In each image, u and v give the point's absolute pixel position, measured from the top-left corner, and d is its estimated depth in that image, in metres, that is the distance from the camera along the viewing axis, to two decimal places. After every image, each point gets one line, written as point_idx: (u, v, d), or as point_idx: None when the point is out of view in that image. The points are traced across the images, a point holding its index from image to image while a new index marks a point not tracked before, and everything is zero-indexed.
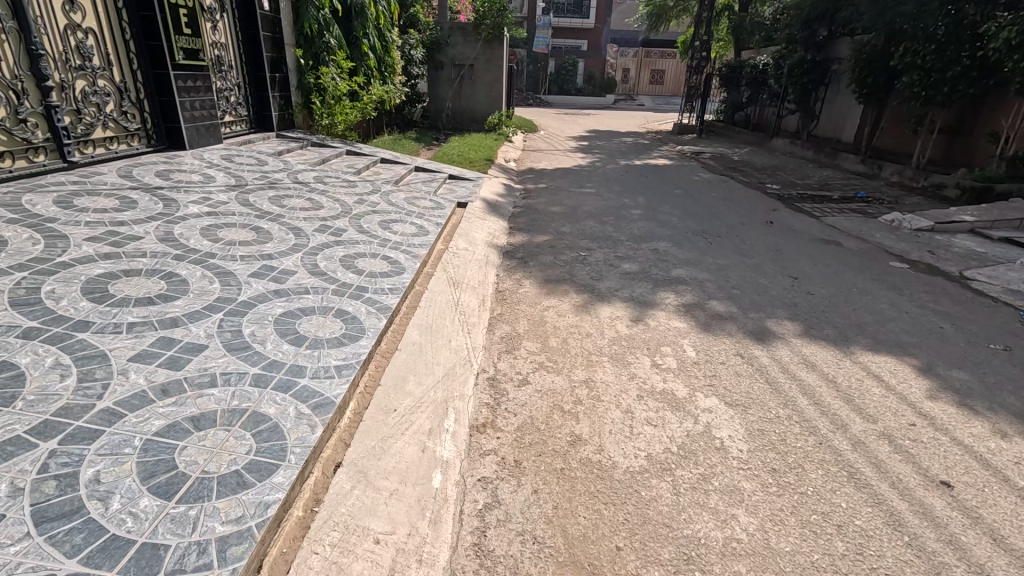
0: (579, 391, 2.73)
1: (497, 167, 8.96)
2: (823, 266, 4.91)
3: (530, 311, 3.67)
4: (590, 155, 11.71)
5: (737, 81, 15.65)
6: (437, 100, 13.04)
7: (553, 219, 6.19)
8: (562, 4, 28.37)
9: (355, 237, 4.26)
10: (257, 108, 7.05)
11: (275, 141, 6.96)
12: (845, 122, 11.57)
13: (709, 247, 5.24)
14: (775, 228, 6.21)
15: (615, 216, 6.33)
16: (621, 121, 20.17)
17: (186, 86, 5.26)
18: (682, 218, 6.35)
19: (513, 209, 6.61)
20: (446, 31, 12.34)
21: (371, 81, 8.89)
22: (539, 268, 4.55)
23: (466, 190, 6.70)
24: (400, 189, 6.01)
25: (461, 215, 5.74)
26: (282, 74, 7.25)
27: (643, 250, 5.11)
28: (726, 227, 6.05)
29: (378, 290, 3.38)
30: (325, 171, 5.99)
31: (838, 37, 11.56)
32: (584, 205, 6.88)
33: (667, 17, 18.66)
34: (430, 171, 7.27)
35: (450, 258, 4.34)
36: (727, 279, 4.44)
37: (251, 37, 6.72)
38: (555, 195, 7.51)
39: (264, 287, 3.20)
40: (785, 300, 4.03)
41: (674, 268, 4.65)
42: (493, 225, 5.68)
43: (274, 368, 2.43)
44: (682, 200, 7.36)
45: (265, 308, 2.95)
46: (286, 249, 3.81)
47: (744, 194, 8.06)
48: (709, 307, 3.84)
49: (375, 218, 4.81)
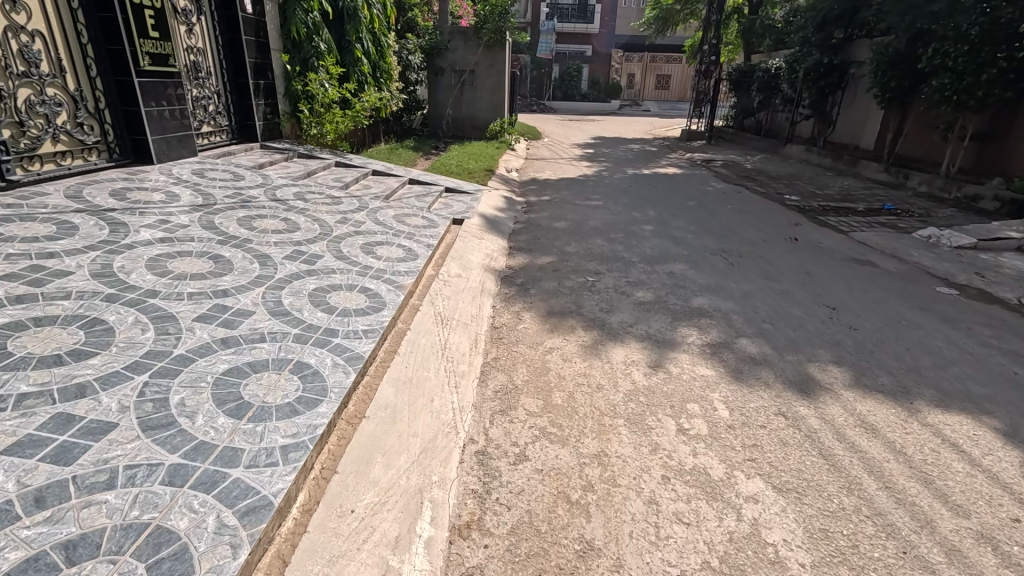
0: (589, 471, 2.20)
1: (498, 177, 8.46)
2: (862, 293, 4.35)
3: (530, 354, 3.15)
4: (596, 163, 11.20)
5: (747, 85, 15.12)
6: (437, 107, 12.59)
7: (556, 236, 5.67)
8: (566, 10, 27.98)
9: (332, 265, 3.75)
10: (240, 118, 6.58)
11: (258, 152, 6.49)
12: (864, 128, 11.02)
13: (731, 271, 4.71)
14: (801, 245, 5.66)
15: (625, 233, 5.81)
16: (626, 127, 19.66)
17: (153, 95, 4.79)
18: (697, 235, 5.82)
19: (514, 225, 6.10)
20: (445, 36, 11.92)
21: (364, 87, 8.43)
22: (541, 296, 4.04)
23: (463, 204, 6.21)
24: (390, 204, 5.53)
25: (455, 233, 5.24)
26: (267, 81, 6.78)
27: (658, 274, 4.59)
28: (748, 246, 5.51)
29: (349, 333, 2.87)
30: (309, 186, 5.51)
31: (855, 40, 11.03)
32: (591, 220, 6.37)
33: (673, 21, 18.17)
34: (425, 184, 6.79)
35: (441, 288, 3.83)
36: (755, 311, 3.91)
37: (233, 41, 6.26)
38: (559, 208, 7.00)
39: (209, 335, 2.67)
40: (826, 338, 3.48)
41: (693, 296, 4.12)
42: (492, 244, 5.17)
43: (200, 455, 1.89)
44: (695, 214, 6.84)
45: (204, 365, 2.42)
46: (247, 282, 3.29)
47: (762, 206, 7.52)
48: (738, 348, 3.31)
49: (358, 240, 4.30)
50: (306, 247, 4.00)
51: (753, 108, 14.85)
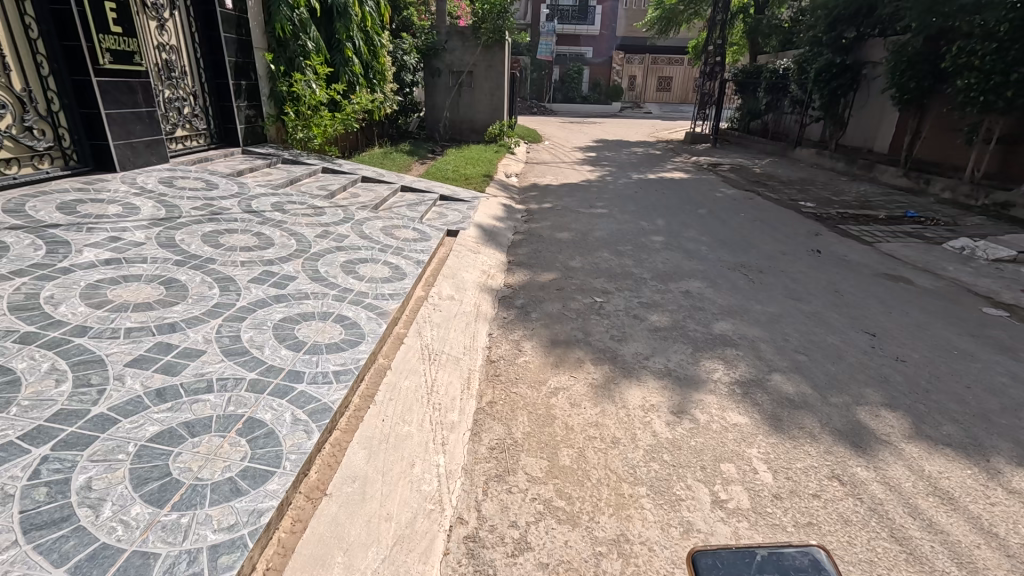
0: (608, 566, 1.74)
1: (497, 183, 8.03)
2: (902, 315, 3.89)
3: (532, 396, 2.70)
4: (599, 168, 10.77)
5: (753, 87, 14.68)
6: (435, 109, 12.18)
7: (560, 249, 5.23)
8: (568, 11, 27.57)
9: (307, 288, 3.31)
10: (219, 120, 6.14)
11: (238, 157, 6.05)
12: (878, 130, 10.59)
13: (753, 289, 4.26)
14: (825, 259, 5.21)
15: (633, 246, 5.37)
16: (628, 130, 19.24)
17: (116, 97, 4.35)
18: (712, 247, 5.37)
19: (514, 236, 5.66)
20: (442, 36, 11.51)
21: (356, 89, 8.00)
22: (543, 321, 3.59)
23: (458, 214, 5.78)
24: (379, 215, 5.10)
25: (449, 247, 4.79)
26: (250, 82, 6.35)
27: (674, 294, 4.14)
28: (768, 260, 5.06)
29: (315, 377, 2.43)
30: (290, 195, 5.07)
31: (869, 38, 10.57)
32: (597, 230, 5.92)
33: (677, 22, 17.75)
34: (419, 191, 6.35)
35: (429, 312, 3.39)
36: (786, 338, 3.46)
37: (210, 39, 5.83)
38: (561, 217, 6.56)
39: (141, 386, 2.21)
40: (871, 373, 3.03)
41: (714, 320, 3.67)
42: (489, 258, 4.74)
43: (94, 570, 1.44)
44: (707, 223, 6.40)
45: (127, 431, 1.95)
46: (202, 313, 2.84)
47: (777, 214, 7.08)
48: (772, 388, 2.86)
49: (339, 257, 3.86)
50: (279, 267, 3.55)
51: (760, 110, 14.41)
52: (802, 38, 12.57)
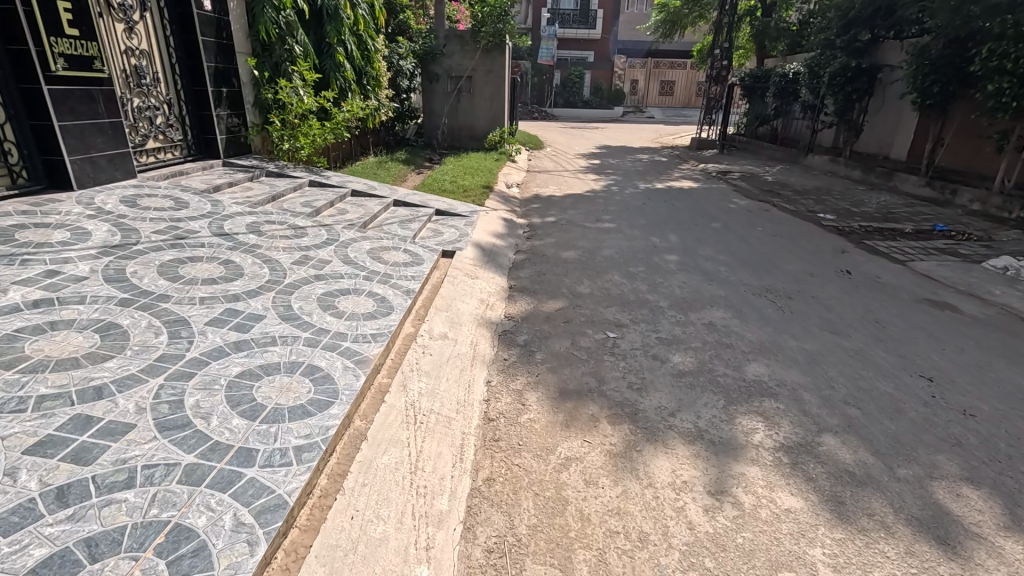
0: None
1: (497, 195, 7.60)
2: (959, 353, 3.41)
3: (539, 470, 2.24)
4: (604, 176, 10.33)
5: (762, 91, 14.28)
6: (432, 115, 11.76)
7: (566, 271, 4.77)
8: (568, 14, 26.71)
9: (274, 331, 2.85)
10: (198, 130, 5.71)
11: (218, 170, 5.61)
12: (895, 136, 10.15)
13: (785, 321, 3.80)
14: (858, 282, 4.74)
15: (646, 267, 4.91)
16: (631, 135, 18.80)
17: (71, 107, 3.91)
18: (732, 269, 4.91)
19: (515, 256, 5.20)
20: (441, 40, 11.10)
21: (348, 96, 7.57)
22: (549, 363, 3.14)
23: (455, 231, 5.33)
24: (366, 235, 4.64)
25: (444, 271, 4.33)
26: (231, 89, 5.92)
27: (696, 326, 3.69)
28: (795, 284, 4.60)
29: (269, 456, 1.97)
30: (269, 213, 4.62)
31: (883, 41, 10.29)
32: (605, 249, 5.47)
33: (681, 25, 17.33)
34: (413, 206, 5.91)
35: (419, 355, 2.93)
36: (831, 384, 2.99)
37: (187, 43, 5.41)
38: (566, 233, 6.11)
39: (38, 485, 1.73)
40: (939, 433, 2.57)
41: (746, 362, 3.21)
42: (488, 284, 4.28)
43: None
44: (724, 240, 5.94)
45: (2, 558, 1.48)
46: (138, 371, 2.37)
47: (797, 228, 6.62)
48: (825, 455, 2.39)
49: (317, 289, 3.41)
50: (244, 303, 3.10)
51: (769, 115, 13.98)
52: (813, 41, 12.15)
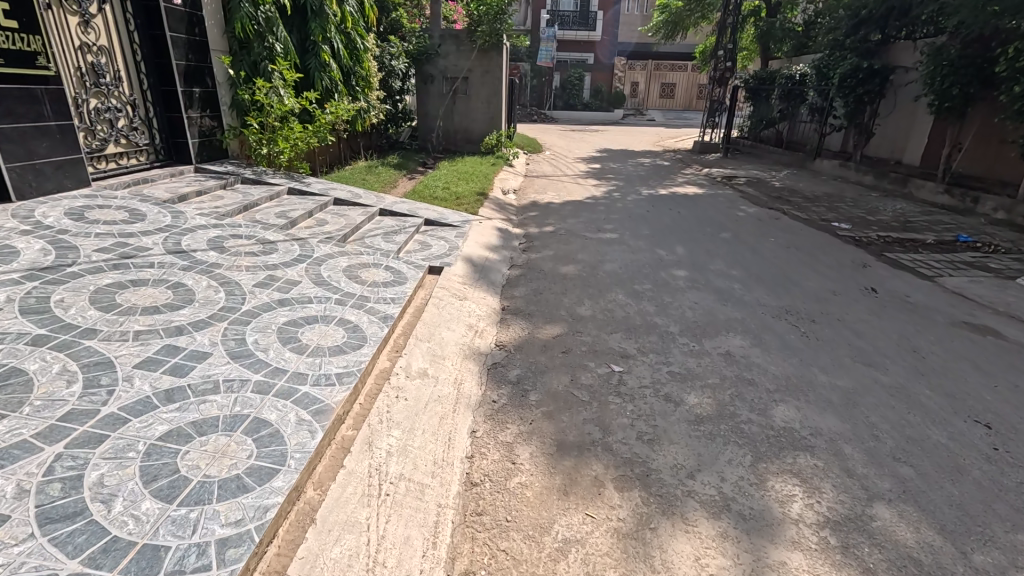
0: None
1: (492, 201, 7.18)
2: (1014, 392, 2.98)
3: (531, 558, 1.81)
4: (605, 181, 9.91)
5: (767, 94, 13.68)
6: (427, 118, 11.35)
7: (565, 289, 4.34)
8: (568, 16, 26.28)
9: (219, 373, 2.41)
10: (168, 133, 5.30)
11: (188, 177, 5.19)
12: (908, 140, 9.76)
13: (811, 351, 3.38)
14: (885, 301, 4.31)
15: (653, 285, 4.48)
16: (632, 138, 18.40)
17: (9, 108, 3.49)
18: (747, 287, 4.49)
19: (510, 271, 4.77)
20: (436, 40, 10.70)
21: (334, 97, 7.15)
22: (545, 404, 2.70)
23: (444, 244, 4.92)
24: (344, 249, 4.20)
25: (430, 291, 3.90)
26: (204, 89, 5.49)
27: (713, 358, 3.26)
28: (818, 304, 4.17)
29: (181, 557, 1.52)
30: (238, 225, 4.19)
31: (894, 41, 9.89)
32: (607, 263, 5.04)
33: (683, 26, 16.94)
34: (400, 216, 5.50)
35: (392, 399, 2.50)
36: (874, 433, 2.56)
37: (154, 39, 5.00)
38: (565, 244, 5.68)
39: None
40: (1014, 502, 2.13)
41: (773, 404, 2.78)
42: (478, 305, 3.85)
43: None
44: (735, 252, 5.53)
45: None
46: (33, 434, 1.91)
47: (811, 239, 6.20)
48: (882, 534, 1.96)
49: (279, 317, 2.97)
50: (188, 337, 2.65)
51: (774, 119, 13.47)
52: (820, 42, 11.75)
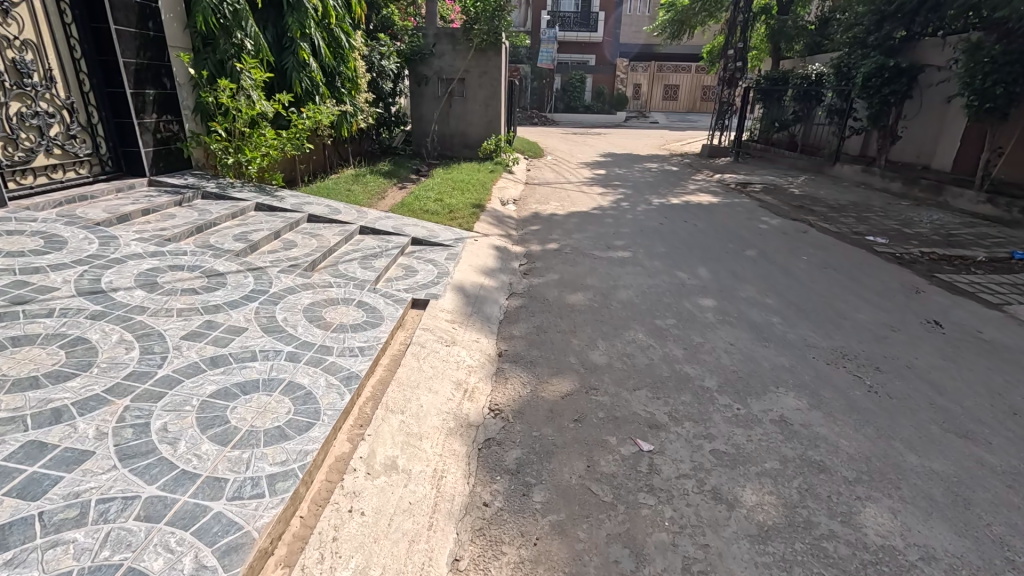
0: None
1: (489, 214, 6.50)
2: None
3: None
4: (611, 189, 9.24)
5: (779, 95, 12.97)
6: (421, 122, 10.67)
7: (573, 326, 3.66)
8: (569, 17, 25.61)
9: (91, 490, 1.69)
10: (117, 141, 4.66)
11: (138, 192, 4.53)
12: (938, 144, 9.07)
13: (887, 414, 2.69)
14: (956, 340, 3.61)
15: (677, 319, 3.79)
16: (636, 142, 17.67)
17: None
18: (789, 322, 3.80)
19: (508, 301, 4.09)
20: (430, 39, 10.03)
21: (315, 100, 6.49)
22: (555, 510, 2.01)
23: (432, 270, 4.24)
24: (310, 281, 3.52)
25: (410, 333, 3.22)
26: (158, 91, 4.84)
27: (765, 427, 2.57)
28: (878, 345, 3.48)
29: None
30: (180, 253, 3.50)
31: (921, 38, 9.24)
32: (620, 290, 4.36)
33: (689, 25, 16.24)
34: (384, 234, 4.83)
35: (344, 517, 1.82)
36: (1009, 556, 1.86)
37: (98, 34, 4.36)
38: (571, 265, 5.01)
39: None
40: None
41: (859, 505, 2.08)
42: (470, 352, 3.15)
43: None
44: (767, 275, 4.84)
45: None
46: None
47: (848, 257, 5.51)
48: None
49: (205, 386, 2.28)
50: (63, 428, 1.92)
51: (787, 121, 12.78)
52: (838, 41, 11.07)
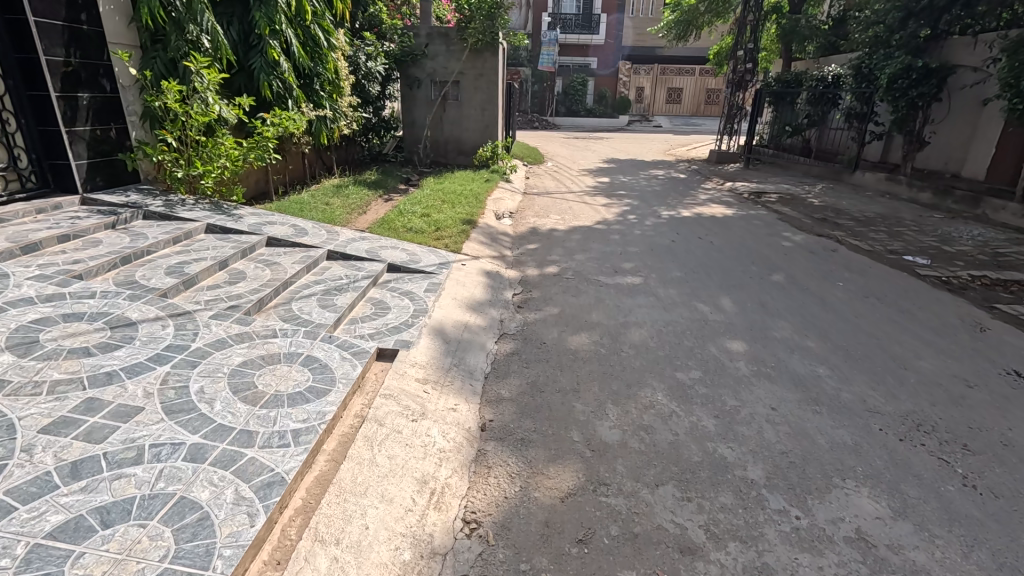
0: None
1: (481, 230, 5.83)
2: None
3: None
4: (616, 199, 8.57)
5: (791, 98, 12.28)
6: (413, 127, 10.03)
7: (576, 381, 2.96)
8: (570, 19, 24.97)
9: None
10: (42, 153, 4.02)
11: (65, 213, 3.87)
12: (971, 151, 8.37)
13: (1000, 527, 2.00)
14: None
15: (703, 372, 3.10)
16: (641, 146, 17.03)
17: None
18: (841, 376, 3.11)
19: (497, 345, 3.40)
20: (422, 39, 9.39)
21: (288, 104, 5.85)
22: None
23: (407, 308, 3.55)
24: (248, 329, 2.84)
25: (369, 402, 2.53)
26: (94, 94, 4.19)
27: (840, 552, 1.88)
28: (960, 411, 2.77)
29: None
30: (86, 294, 2.81)
31: (948, 37, 8.58)
32: (632, 329, 3.66)
33: (697, 25, 15.54)
34: (355, 262, 4.15)
35: None
36: None
37: (14, 27, 3.73)
38: (573, 294, 4.32)
39: None
40: None
41: None
42: (443, 428, 2.45)
43: None
44: (802, 308, 4.15)
45: None
46: None
47: (891, 283, 4.81)
48: None
49: (48, 517, 1.58)
50: None
51: (800, 125, 12.09)
52: (856, 40, 10.40)
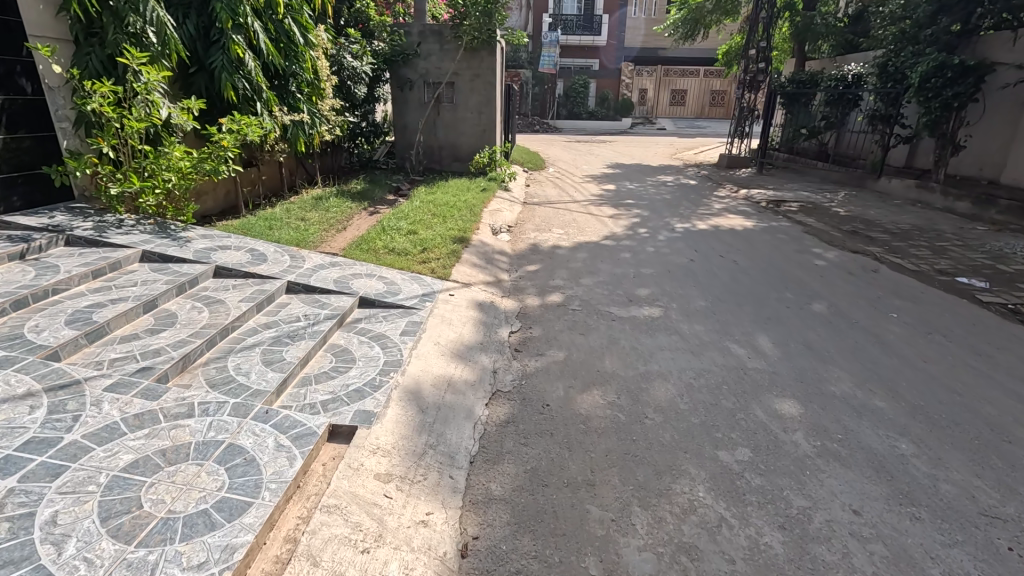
0: None
1: (474, 248, 5.14)
2: None
3: None
4: (623, 209, 7.88)
5: (806, 99, 11.59)
6: (405, 132, 9.35)
7: (589, 468, 2.25)
8: (571, 20, 24.32)
9: None
10: None
11: None
12: (1011, 156, 7.67)
13: None
14: None
15: (754, 450, 2.40)
16: (646, 150, 16.32)
17: None
18: (932, 456, 2.40)
19: (487, 409, 2.69)
20: (414, 37, 8.71)
21: (256, 107, 5.17)
22: None
23: (374, 361, 2.84)
24: (155, 406, 2.13)
25: (305, 519, 1.82)
26: (7, 97, 3.52)
27: None
28: None
29: None
30: None
31: (979, 33, 7.98)
32: (656, 383, 2.96)
33: (704, 24, 14.91)
34: (318, 297, 3.44)
35: None
36: None
37: None
38: (582, 332, 3.61)
39: None
40: None
41: None
42: (406, 562, 1.74)
43: None
44: (857, 350, 3.44)
45: None
46: None
47: (953, 315, 4.10)
48: None
49: None
50: None
51: (816, 128, 11.39)
52: (878, 37, 9.72)
